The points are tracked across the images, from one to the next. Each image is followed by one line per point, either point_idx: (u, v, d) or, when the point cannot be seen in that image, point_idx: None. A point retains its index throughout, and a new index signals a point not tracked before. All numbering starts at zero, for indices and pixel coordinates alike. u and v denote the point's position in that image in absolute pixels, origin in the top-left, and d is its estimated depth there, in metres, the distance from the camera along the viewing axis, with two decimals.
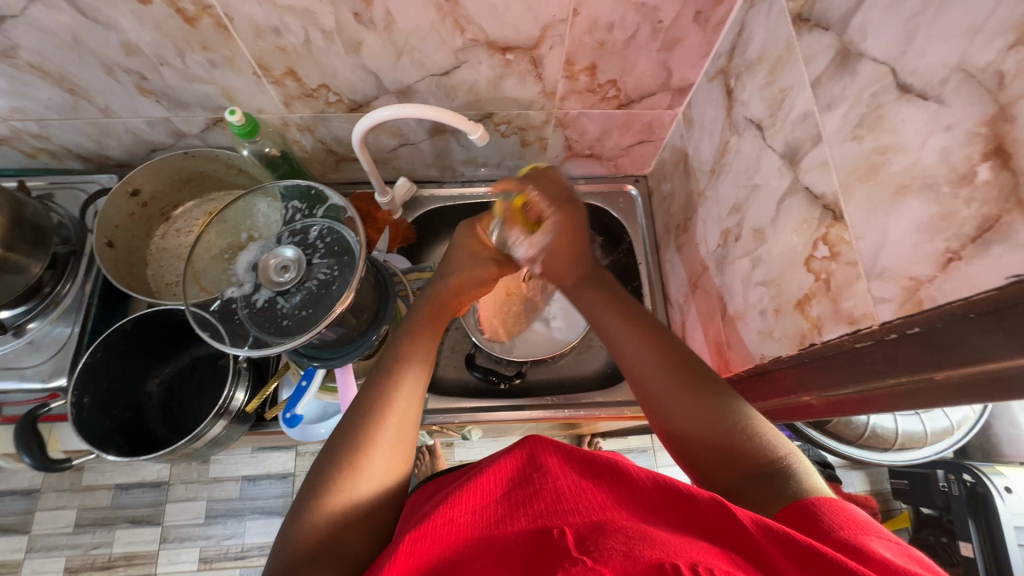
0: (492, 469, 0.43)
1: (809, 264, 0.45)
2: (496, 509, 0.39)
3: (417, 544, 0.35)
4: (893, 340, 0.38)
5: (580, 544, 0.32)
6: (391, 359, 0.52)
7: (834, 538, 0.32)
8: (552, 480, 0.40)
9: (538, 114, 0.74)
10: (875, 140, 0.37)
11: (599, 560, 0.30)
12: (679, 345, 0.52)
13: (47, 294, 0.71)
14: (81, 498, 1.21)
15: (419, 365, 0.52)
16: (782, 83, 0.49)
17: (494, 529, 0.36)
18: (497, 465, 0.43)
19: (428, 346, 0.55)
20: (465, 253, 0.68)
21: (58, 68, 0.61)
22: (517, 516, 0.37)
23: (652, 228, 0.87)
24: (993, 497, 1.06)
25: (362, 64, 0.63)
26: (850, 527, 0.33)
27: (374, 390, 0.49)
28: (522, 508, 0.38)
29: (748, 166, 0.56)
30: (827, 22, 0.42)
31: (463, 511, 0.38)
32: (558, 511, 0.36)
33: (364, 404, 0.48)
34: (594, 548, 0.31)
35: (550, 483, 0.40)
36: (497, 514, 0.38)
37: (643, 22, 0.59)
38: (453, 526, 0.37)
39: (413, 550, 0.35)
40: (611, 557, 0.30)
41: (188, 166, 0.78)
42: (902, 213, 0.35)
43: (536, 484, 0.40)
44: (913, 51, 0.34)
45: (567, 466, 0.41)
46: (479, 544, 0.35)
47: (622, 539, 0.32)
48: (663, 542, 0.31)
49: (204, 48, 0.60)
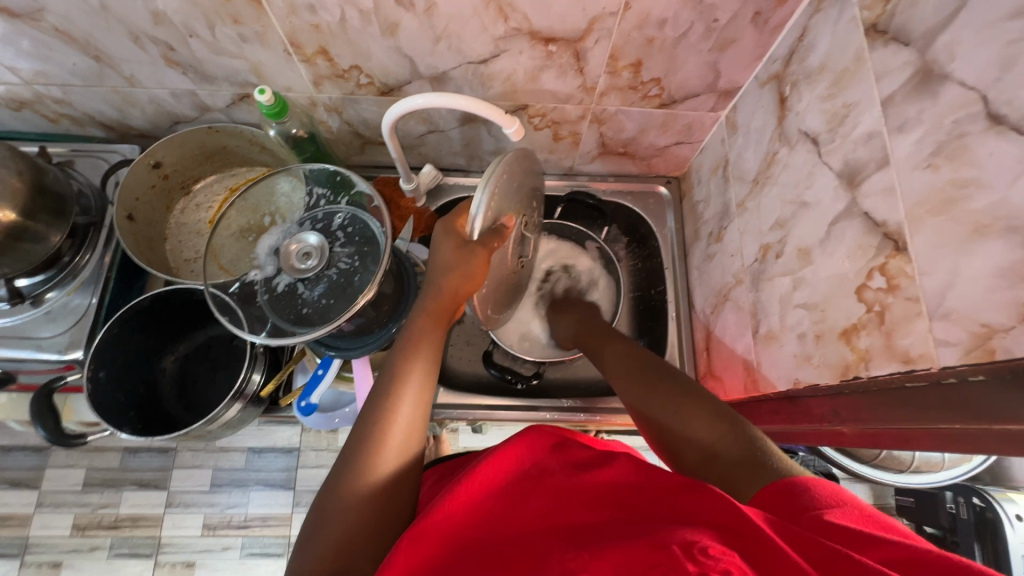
0: (491, 459, 0.41)
1: (861, 294, 0.43)
2: (495, 508, 0.38)
3: (415, 544, 0.35)
4: (951, 385, 0.36)
5: (577, 546, 0.32)
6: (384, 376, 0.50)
7: (816, 521, 0.32)
8: (551, 478, 0.40)
9: (575, 108, 0.71)
10: (953, 171, 0.34)
11: (595, 556, 0.30)
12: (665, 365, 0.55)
13: (66, 264, 0.70)
14: (89, 458, 1.22)
15: (417, 376, 0.50)
16: (846, 98, 0.46)
17: (499, 534, 0.36)
18: (497, 453, 0.41)
19: (430, 357, 0.52)
20: (443, 254, 0.54)
21: (84, 34, 0.59)
22: (517, 521, 0.37)
23: (681, 232, 0.85)
24: (1003, 524, 1.04)
25: (397, 48, 0.61)
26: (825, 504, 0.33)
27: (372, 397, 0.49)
28: (522, 510, 0.38)
29: (797, 181, 0.53)
30: (906, 36, 0.39)
31: (462, 505, 0.38)
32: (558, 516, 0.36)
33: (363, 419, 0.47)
34: (594, 551, 0.30)
35: (549, 482, 0.39)
36: (494, 512, 0.38)
37: (698, 20, 0.56)
38: (455, 521, 0.37)
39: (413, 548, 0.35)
40: (606, 551, 0.30)
41: (212, 141, 0.76)
42: (980, 255, 0.33)
43: (535, 480, 0.40)
44: (1010, 80, 0.31)
45: (562, 462, 0.41)
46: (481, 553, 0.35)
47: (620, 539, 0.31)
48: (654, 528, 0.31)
49: (235, 22, 0.57)
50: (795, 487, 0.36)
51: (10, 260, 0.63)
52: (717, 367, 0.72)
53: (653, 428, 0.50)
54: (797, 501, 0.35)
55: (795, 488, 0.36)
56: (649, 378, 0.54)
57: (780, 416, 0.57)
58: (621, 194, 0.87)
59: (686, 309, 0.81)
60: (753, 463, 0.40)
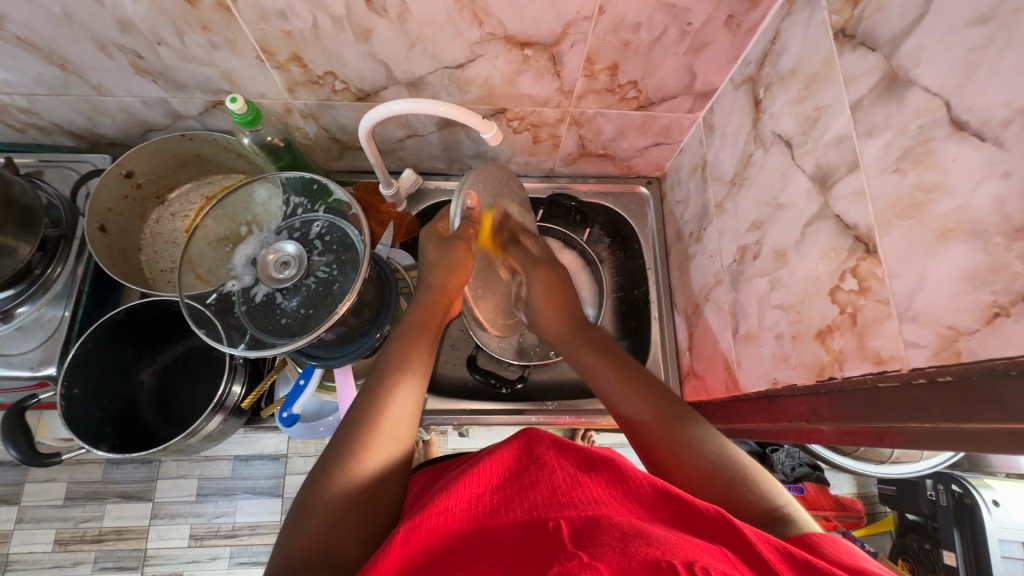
0: (488, 461, 0.42)
1: (834, 295, 0.44)
2: (493, 501, 0.38)
3: (414, 535, 0.34)
4: (920, 385, 0.36)
5: (576, 538, 0.31)
6: (383, 366, 0.53)
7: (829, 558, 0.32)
8: (550, 474, 0.39)
9: (553, 111, 0.71)
10: (919, 176, 0.35)
11: (596, 555, 0.28)
12: (671, 394, 0.53)
13: (38, 277, 0.68)
14: (70, 471, 1.19)
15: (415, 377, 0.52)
16: (817, 101, 0.46)
17: (491, 520, 0.36)
18: (493, 455, 0.43)
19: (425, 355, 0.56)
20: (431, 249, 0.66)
21: (47, 42, 0.57)
22: (513, 507, 0.37)
23: (663, 233, 0.85)
24: (980, 510, 1.07)
25: (372, 53, 0.60)
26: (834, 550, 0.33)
27: (372, 394, 0.49)
28: (519, 499, 0.37)
29: (772, 183, 0.54)
30: (873, 42, 0.39)
31: (458, 501, 0.38)
32: (553, 504, 0.36)
33: (360, 407, 0.49)
34: (589, 542, 0.30)
35: (547, 476, 0.39)
36: (491, 506, 0.37)
37: (672, 23, 0.56)
38: (454, 515, 0.36)
39: (407, 540, 0.34)
40: (606, 551, 0.29)
41: (185, 149, 0.75)
42: (945, 258, 0.33)
43: (533, 476, 0.40)
44: (972, 86, 0.32)
45: (564, 459, 0.41)
46: (474, 540, 0.34)
47: (617, 535, 0.30)
48: (659, 538, 0.30)
49: (204, 29, 0.56)
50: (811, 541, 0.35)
51: None
52: (699, 366, 0.72)
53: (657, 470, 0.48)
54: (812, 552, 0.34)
55: (803, 538, 0.36)
56: (648, 411, 0.51)
57: (761, 415, 0.58)
58: (602, 195, 0.87)
59: (668, 309, 0.82)
60: (770, 520, 0.40)
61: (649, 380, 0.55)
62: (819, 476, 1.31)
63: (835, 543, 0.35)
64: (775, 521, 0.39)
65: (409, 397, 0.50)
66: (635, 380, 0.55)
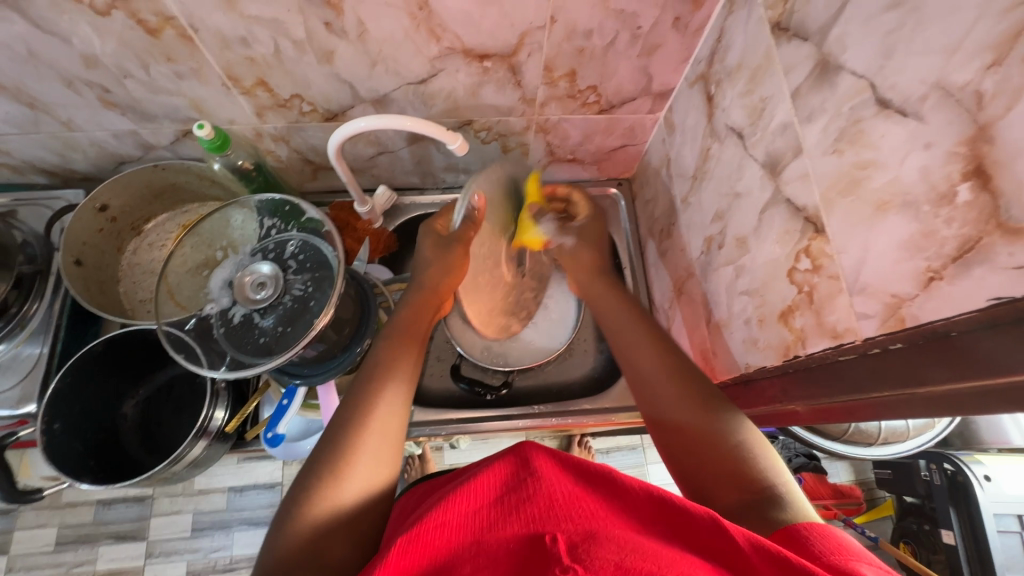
0: (484, 474, 0.42)
1: (792, 276, 0.45)
2: (489, 512, 0.38)
3: (410, 547, 0.35)
4: (876, 354, 0.38)
5: (571, 551, 0.31)
6: (371, 368, 0.53)
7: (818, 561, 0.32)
8: (547, 485, 0.39)
9: (518, 120, 0.73)
10: (855, 155, 0.37)
11: (590, 569, 0.29)
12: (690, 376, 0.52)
13: (14, 315, 0.67)
14: (60, 515, 1.17)
15: (400, 383, 0.52)
16: (762, 92, 0.48)
17: (488, 531, 0.36)
18: (490, 469, 0.43)
19: (411, 355, 0.56)
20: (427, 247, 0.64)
21: (14, 82, 0.58)
22: (510, 518, 0.36)
23: (636, 231, 0.87)
24: (973, 486, 1.07)
25: (336, 74, 0.61)
26: (830, 553, 0.32)
27: (359, 400, 0.49)
28: (514, 511, 0.37)
29: (729, 174, 0.55)
30: (805, 32, 0.41)
31: (455, 514, 0.38)
32: (550, 515, 0.36)
33: (348, 410, 0.49)
34: (585, 555, 0.30)
35: (543, 487, 0.39)
36: (489, 518, 0.37)
37: (622, 28, 0.58)
38: (451, 526, 0.37)
39: (404, 553, 0.34)
40: (602, 566, 0.29)
41: (159, 179, 0.76)
42: (883, 230, 0.35)
43: (531, 488, 0.39)
44: (891, 66, 0.33)
45: (562, 472, 0.41)
46: (470, 549, 0.34)
47: (613, 549, 0.31)
48: (655, 554, 0.31)
49: (169, 60, 0.57)
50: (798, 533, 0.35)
51: None
52: None
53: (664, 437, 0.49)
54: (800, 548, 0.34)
55: (794, 529, 0.36)
56: (689, 394, 0.49)
57: (739, 401, 0.59)
58: None
59: (647, 306, 0.83)
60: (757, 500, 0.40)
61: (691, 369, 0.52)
62: (816, 465, 1.31)
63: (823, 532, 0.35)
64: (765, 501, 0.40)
65: (397, 399, 0.51)
66: (669, 350, 0.55)
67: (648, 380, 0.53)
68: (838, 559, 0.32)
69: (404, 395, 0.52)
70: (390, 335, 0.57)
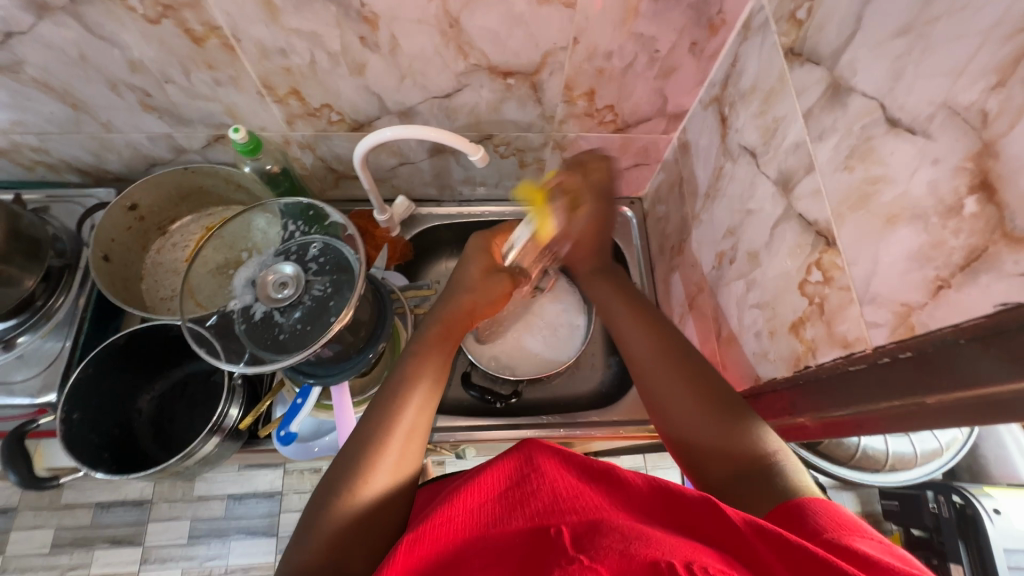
0: (491, 469, 0.42)
1: (803, 288, 0.47)
2: (495, 510, 0.38)
3: (416, 546, 0.35)
4: (886, 364, 0.39)
5: (577, 542, 0.31)
6: (393, 384, 0.53)
7: (822, 539, 0.32)
8: (549, 481, 0.39)
9: (537, 136, 0.75)
10: (866, 170, 0.38)
11: (596, 559, 0.29)
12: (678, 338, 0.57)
13: (39, 307, 0.70)
14: (59, 516, 1.17)
15: (422, 400, 0.52)
16: (775, 113, 0.50)
17: (494, 528, 0.36)
18: (496, 465, 0.42)
19: (438, 370, 0.55)
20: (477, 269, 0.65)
21: (62, 83, 0.62)
22: (515, 516, 0.36)
23: (647, 249, 0.89)
24: (982, 520, 1.04)
25: (366, 86, 0.64)
26: (835, 528, 0.33)
27: (379, 414, 0.50)
28: (520, 508, 0.37)
29: (742, 192, 0.57)
30: (817, 57, 0.44)
31: (460, 511, 0.38)
32: (554, 510, 0.36)
33: (367, 425, 0.49)
34: (589, 545, 0.31)
35: (546, 485, 0.39)
36: (495, 516, 0.37)
37: (641, 51, 0.61)
38: (456, 522, 0.37)
39: (411, 549, 0.35)
40: (607, 555, 0.29)
41: (188, 181, 0.78)
42: (894, 242, 0.36)
43: (533, 484, 0.39)
44: (901, 88, 0.35)
45: (564, 467, 0.41)
46: (477, 546, 0.35)
47: (617, 537, 0.31)
48: (658, 541, 0.31)
49: (210, 67, 0.61)
50: (800, 509, 0.36)
51: None
52: None
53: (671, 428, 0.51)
54: (801, 527, 0.35)
55: (801, 505, 0.36)
56: (676, 369, 0.53)
57: None
58: None
59: None
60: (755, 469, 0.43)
61: (700, 365, 0.53)
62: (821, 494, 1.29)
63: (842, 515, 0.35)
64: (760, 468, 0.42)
65: (417, 414, 0.51)
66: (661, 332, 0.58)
67: (653, 368, 0.55)
68: (845, 537, 0.32)
69: (426, 413, 0.52)
70: (420, 345, 0.57)
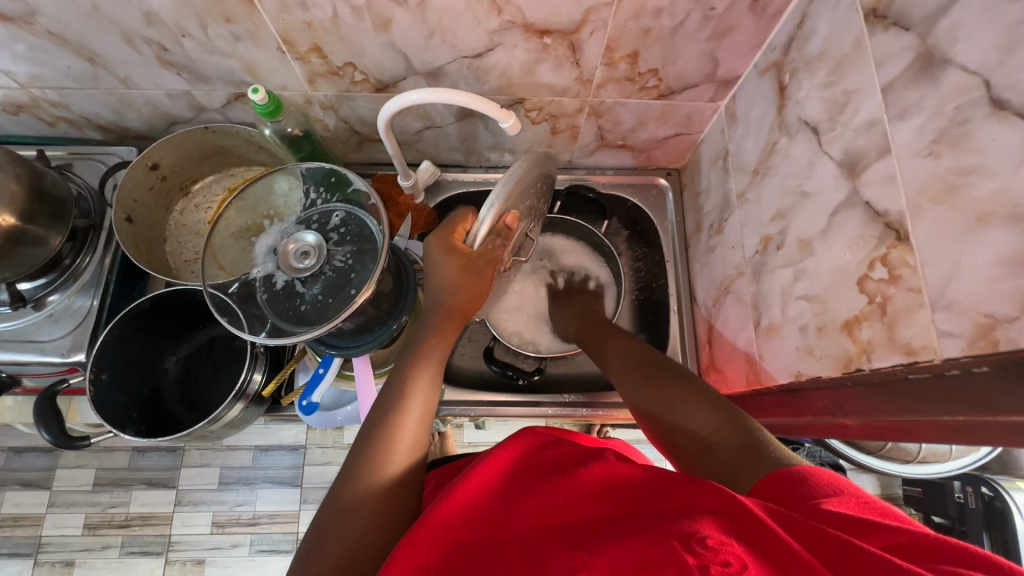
0: (489, 457, 0.41)
1: (862, 285, 0.43)
2: (494, 509, 0.37)
3: (416, 547, 0.33)
4: (953, 376, 0.35)
5: (577, 557, 0.30)
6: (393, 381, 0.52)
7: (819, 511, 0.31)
8: (547, 479, 0.38)
9: (572, 101, 0.70)
10: (956, 159, 0.34)
11: (589, 573, 0.28)
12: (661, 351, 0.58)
13: (67, 267, 0.70)
14: (100, 457, 1.23)
15: (426, 396, 0.51)
16: (846, 85, 0.45)
17: (495, 530, 0.35)
18: (493, 452, 0.41)
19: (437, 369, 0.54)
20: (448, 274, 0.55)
21: (77, 36, 0.59)
22: (518, 515, 0.35)
23: (682, 225, 0.84)
24: (1011, 512, 1.01)
25: (391, 43, 0.60)
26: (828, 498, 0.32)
27: (383, 409, 0.49)
28: (521, 505, 0.36)
29: (798, 171, 0.52)
30: (907, 21, 0.38)
31: (459, 505, 0.37)
32: (555, 511, 0.35)
33: (372, 425, 0.48)
34: (594, 551, 0.30)
35: (545, 481, 0.38)
36: (497, 513, 0.36)
37: (694, 9, 0.55)
38: (455, 516, 0.36)
39: (411, 552, 0.33)
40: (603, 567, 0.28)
41: (209, 141, 0.76)
42: (983, 243, 0.32)
43: (534, 482, 0.38)
44: (1014, 63, 0.30)
45: (561, 464, 0.40)
46: (478, 549, 0.34)
47: (618, 539, 0.30)
48: (656, 526, 0.30)
49: (227, 21, 0.57)
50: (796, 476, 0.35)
51: (12, 264, 0.63)
52: (719, 359, 0.71)
53: (652, 429, 0.50)
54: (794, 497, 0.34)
55: (788, 471, 0.36)
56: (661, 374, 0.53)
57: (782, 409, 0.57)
58: (621, 187, 0.86)
59: (688, 302, 0.80)
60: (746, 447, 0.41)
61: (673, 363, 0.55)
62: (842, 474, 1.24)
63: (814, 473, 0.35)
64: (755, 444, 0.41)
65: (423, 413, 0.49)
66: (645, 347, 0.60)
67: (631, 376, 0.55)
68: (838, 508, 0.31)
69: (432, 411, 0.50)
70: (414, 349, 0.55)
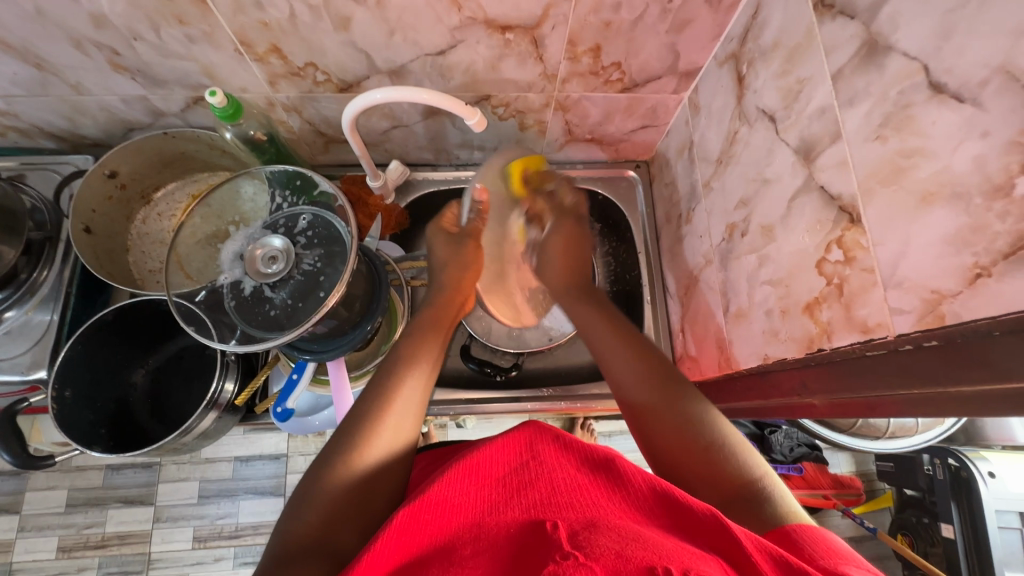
0: (492, 447, 0.41)
1: (821, 268, 0.44)
2: (492, 494, 0.37)
3: (411, 524, 0.34)
4: (908, 351, 0.36)
5: (571, 538, 0.30)
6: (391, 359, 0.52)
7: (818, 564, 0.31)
8: (550, 471, 0.38)
9: (538, 97, 0.70)
10: (901, 141, 0.35)
11: (590, 556, 0.28)
12: (656, 348, 0.53)
13: (24, 281, 0.67)
14: (71, 478, 1.18)
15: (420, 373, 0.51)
16: (799, 74, 0.46)
17: (488, 515, 0.35)
18: (497, 444, 0.41)
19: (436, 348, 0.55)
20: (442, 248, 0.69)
21: (22, 41, 0.57)
22: (512, 505, 0.35)
23: (653, 216, 0.85)
24: (976, 482, 1.04)
25: (352, 42, 0.59)
26: (827, 553, 0.32)
27: (378, 385, 0.49)
28: (518, 495, 0.36)
29: (758, 159, 0.53)
30: (852, 10, 0.39)
31: (458, 492, 0.37)
32: (552, 504, 0.35)
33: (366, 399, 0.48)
34: (585, 543, 0.29)
35: (545, 475, 0.38)
36: (494, 500, 0.36)
37: (652, 2, 0.55)
38: (448, 506, 0.36)
39: (405, 527, 0.34)
40: (602, 552, 0.28)
41: (168, 147, 0.74)
42: (928, 222, 0.33)
43: (532, 473, 0.38)
44: (949, 48, 0.31)
45: (566, 457, 0.40)
46: (470, 532, 0.33)
47: (614, 538, 0.29)
48: (654, 543, 0.29)
49: (180, 22, 0.55)
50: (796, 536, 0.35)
51: None
52: (693, 345, 0.73)
53: (654, 455, 0.47)
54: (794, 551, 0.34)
55: (786, 531, 0.36)
56: (661, 395, 0.48)
57: (754, 392, 0.58)
58: (592, 181, 0.87)
59: (661, 292, 0.82)
60: (749, 496, 0.41)
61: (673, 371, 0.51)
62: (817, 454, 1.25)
63: (816, 534, 0.35)
64: (756, 498, 0.40)
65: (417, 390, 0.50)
66: (639, 339, 0.54)
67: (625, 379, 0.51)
68: (836, 561, 0.31)
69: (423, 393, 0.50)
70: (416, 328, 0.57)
